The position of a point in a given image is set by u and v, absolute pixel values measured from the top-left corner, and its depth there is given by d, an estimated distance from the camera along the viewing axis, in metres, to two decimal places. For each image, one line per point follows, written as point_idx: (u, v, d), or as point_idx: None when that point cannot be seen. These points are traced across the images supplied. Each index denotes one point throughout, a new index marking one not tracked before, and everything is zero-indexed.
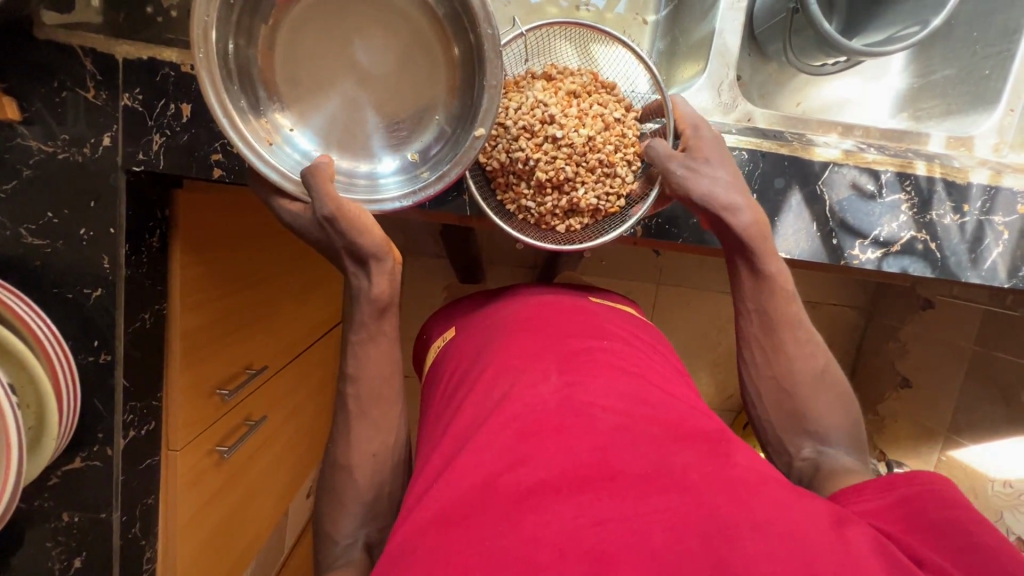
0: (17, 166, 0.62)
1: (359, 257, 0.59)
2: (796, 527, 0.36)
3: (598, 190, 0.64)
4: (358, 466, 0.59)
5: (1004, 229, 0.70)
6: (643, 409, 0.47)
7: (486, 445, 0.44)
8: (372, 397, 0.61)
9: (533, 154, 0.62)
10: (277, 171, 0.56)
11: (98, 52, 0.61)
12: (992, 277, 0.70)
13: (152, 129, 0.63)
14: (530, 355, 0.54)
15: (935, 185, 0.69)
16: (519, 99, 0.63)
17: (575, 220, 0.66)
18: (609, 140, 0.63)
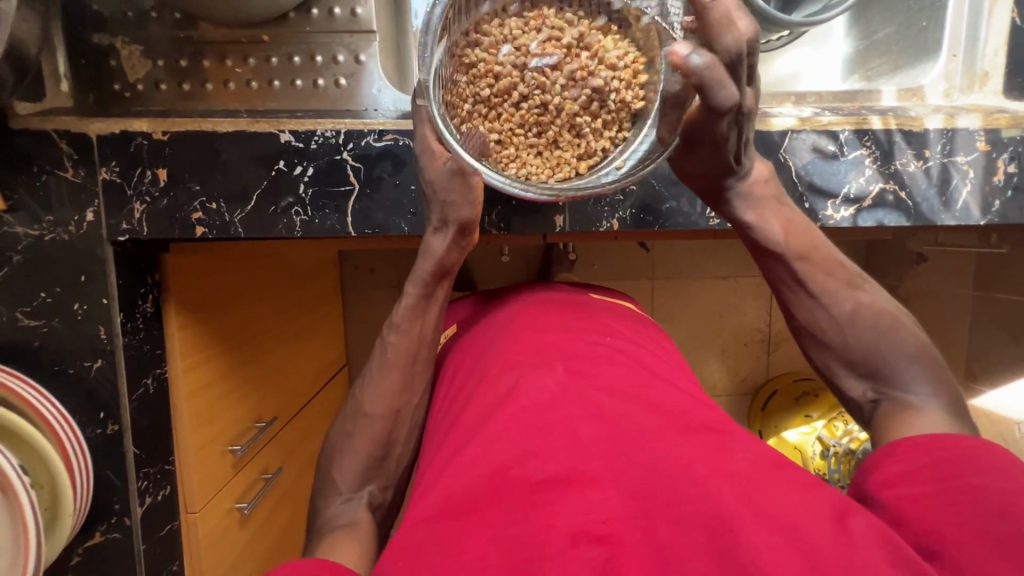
0: (8, 253, 0.64)
1: (448, 222, 0.63)
2: (805, 514, 0.34)
3: (591, 131, 0.61)
4: (371, 488, 0.60)
5: (969, 167, 0.71)
6: (650, 404, 0.46)
7: (495, 437, 0.44)
8: (375, 421, 0.61)
9: (506, 137, 0.61)
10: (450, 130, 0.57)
11: (73, 132, 0.63)
12: (967, 215, 0.72)
13: (132, 198, 0.65)
14: (532, 352, 0.54)
15: (893, 137, 0.70)
16: (464, 75, 0.59)
17: (607, 141, 0.62)
18: (553, 115, 0.61)
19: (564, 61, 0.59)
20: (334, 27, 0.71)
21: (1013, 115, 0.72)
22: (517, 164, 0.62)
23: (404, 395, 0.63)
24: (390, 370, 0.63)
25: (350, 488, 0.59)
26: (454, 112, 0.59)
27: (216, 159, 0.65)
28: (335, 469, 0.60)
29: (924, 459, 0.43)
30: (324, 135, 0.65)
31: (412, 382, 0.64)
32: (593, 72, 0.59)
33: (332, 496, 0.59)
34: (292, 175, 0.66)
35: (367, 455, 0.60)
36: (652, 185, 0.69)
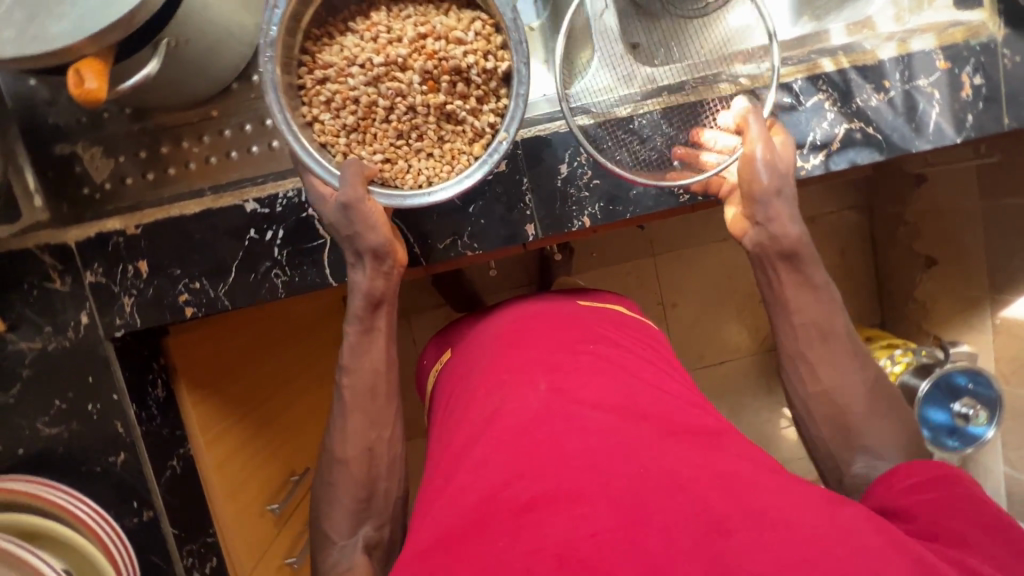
0: (17, 368, 0.67)
1: (359, 250, 0.62)
2: (788, 511, 0.37)
3: (466, 110, 0.60)
4: (366, 530, 0.63)
5: (933, 89, 0.69)
6: (636, 410, 0.48)
7: (482, 461, 0.45)
8: (348, 467, 0.63)
9: (389, 151, 0.62)
10: (325, 167, 0.57)
11: (53, 244, 0.66)
12: (942, 137, 0.70)
13: (120, 295, 0.67)
14: (516, 367, 0.54)
15: (848, 76, 0.69)
16: (321, 108, 0.60)
17: (489, 115, 0.60)
18: (425, 114, 0.61)
19: (411, 59, 0.59)
20: None
21: (969, 26, 0.70)
22: (412, 174, 0.62)
23: (370, 432, 0.64)
24: (356, 412, 0.63)
25: (343, 535, 0.62)
26: (331, 149, 0.61)
27: (191, 241, 0.67)
28: (326, 522, 0.63)
29: (924, 474, 0.47)
30: (287, 196, 0.67)
31: (378, 421, 0.64)
32: (447, 56, 0.59)
33: (328, 544, 0.62)
34: (264, 241, 0.67)
35: (354, 500, 0.62)
36: (615, 175, 0.68)
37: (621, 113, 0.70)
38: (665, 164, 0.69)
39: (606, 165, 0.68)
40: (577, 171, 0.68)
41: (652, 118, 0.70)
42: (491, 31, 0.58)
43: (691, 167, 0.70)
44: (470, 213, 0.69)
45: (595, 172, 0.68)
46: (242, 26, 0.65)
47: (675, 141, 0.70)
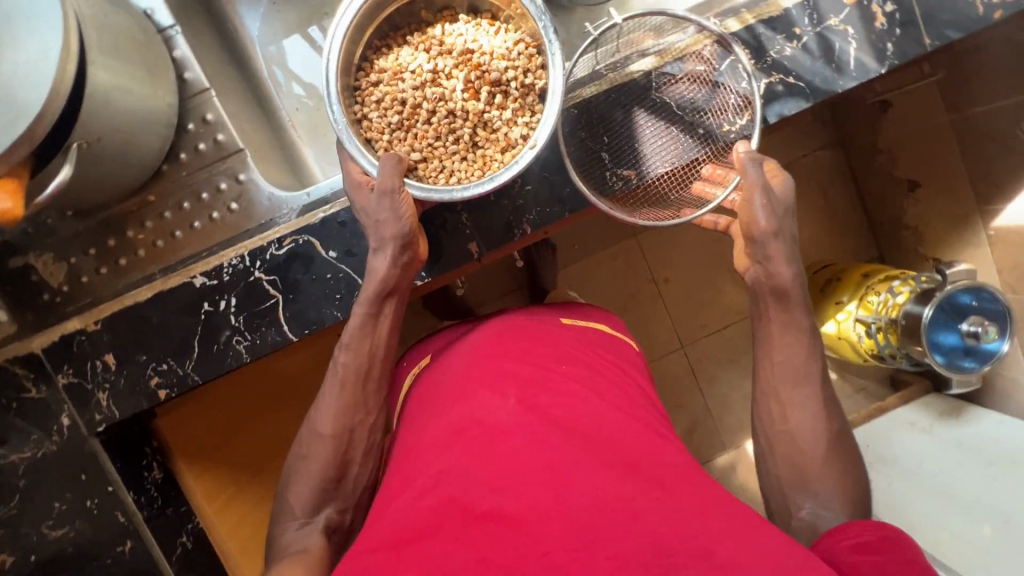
0: (13, 481, 0.69)
1: (386, 239, 0.62)
2: (730, 549, 0.39)
3: (505, 119, 0.66)
4: (328, 511, 0.62)
5: (846, 26, 0.68)
6: (603, 431, 0.49)
7: (447, 469, 0.46)
8: (326, 441, 0.63)
9: (424, 151, 0.67)
10: (367, 156, 0.59)
11: (22, 355, 0.68)
12: (865, 71, 0.69)
13: (94, 390, 0.69)
14: (490, 375, 0.54)
15: (756, 31, 0.68)
16: (372, 107, 0.66)
17: (525, 124, 0.66)
18: (462, 119, 0.67)
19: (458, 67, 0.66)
20: (206, 161, 0.73)
21: None
22: (444, 174, 0.67)
23: (356, 413, 0.64)
24: (340, 389, 0.64)
25: (306, 513, 0.62)
26: (376, 145, 0.66)
27: (150, 325, 0.68)
28: (291, 494, 0.63)
29: (869, 535, 0.47)
30: (232, 264, 0.68)
31: (361, 404, 0.64)
32: (494, 68, 0.65)
33: (288, 523, 0.62)
34: (219, 311, 0.68)
35: (320, 478, 0.62)
36: (546, 178, 0.68)
37: None
38: (595, 158, 0.69)
39: (535, 169, 0.68)
40: (507, 181, 0.69)
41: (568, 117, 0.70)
42: (535, 51, 0.64)
43: (618, 156, 0.70)
44: None
45: (525, 179, 0.69)
46: (157, 109, 0.67)
47: (596, 132, 0.69)
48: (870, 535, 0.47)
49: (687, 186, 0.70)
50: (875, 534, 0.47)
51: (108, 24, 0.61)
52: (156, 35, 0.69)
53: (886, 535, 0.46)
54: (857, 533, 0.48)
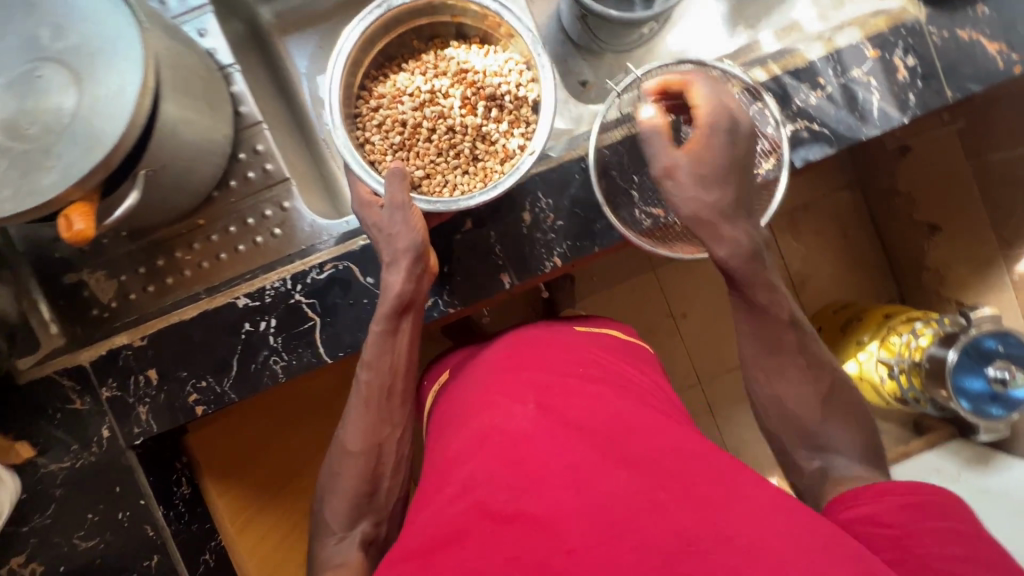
0: (50, 490, 0.72)
1: (397, 253, 0.63)
2: (756, 534, 0.40)
3: (500, 132, 0.76)
4: (362, 525, 0.66)
5: (869, 78, 0.71)
6: (622, 425, 0.50)
7: (471, 473, 0.47)
8: (355, 458, 0.66)
9: (427, 167, 0.76)
10: (372, 174, 0.63)
11: (70, 367, 0.71)
12: (888, 120, 0.72)
13: (135, 404, 0.71)
14: (510, 383, 0.56)
15: (783, 81, 0.71)
16: (374, 130, 0.74)
17: (518, 134, 0.75)
18: (461, 136, 0.76)
19: (454, 88, 0.76)
20: (254, 189, 0.77)
21: (889, 15, 0.72)
22: (449, 186, 0.76)
23: (381, 429, 0.66)
24: (365, 407, 0.66)
25: (343, 529, 0.65)
26: (379, 163, 0.75)
27: (193, 343, 0.71)
28: (328, 510, 0.66)
29: (884, 506, 0.50)
30: (274, 286, 0.71)
31: (384, 421, 0.67)
32: (485, 85, 0.75)
33: (328, 540, 0.65)
34: (259, 331, 0.71)
35: (352, 493, 0.65)
36: (576, 214, 0.72)
37: (571, 154, 0.72)
38: (626, 195, 0.72)
39: (567, 206, 0.71)
40: (540, 216, 0.72)
41: None
42: (521, 68, 0.74)
43: (647, 194, 0.72)
44: (445, 272, 0.72)
45: (557, 215, 0.71)
46: (214, 139, 0.72)
47: (627, 173, 0.72)
48: (885, 491, 0.51)
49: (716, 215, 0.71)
50: (888, 492, 0.51)
51: (179, 61, 0.66)
52: (218, 72, 0.74)
53: (900, 492, 0.50)
54: (873, 496, 0.51)
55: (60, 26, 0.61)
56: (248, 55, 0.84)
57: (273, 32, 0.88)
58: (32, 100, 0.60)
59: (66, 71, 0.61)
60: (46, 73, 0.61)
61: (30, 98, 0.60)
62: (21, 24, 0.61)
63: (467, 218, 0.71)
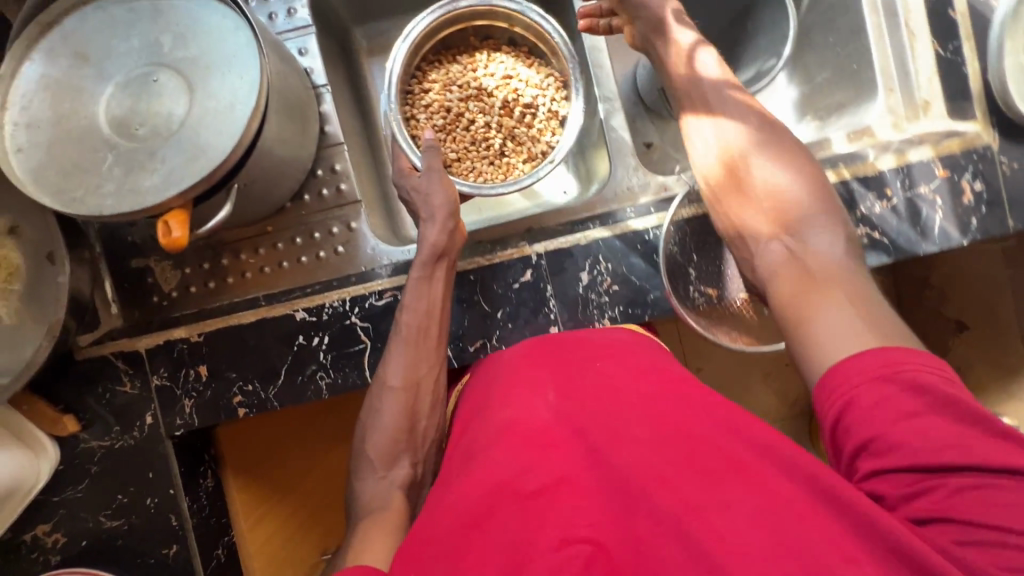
0: (86, 466, 0.74)
1: (434, 210, 0.70)
2: (765, 499, 0.41)
3: (529, 136, 0.87)
4: (401, 464, 0.68)
5: (934, 196, 0.73)
6: (634, 403, 0.52)
7: (495, 463, 0.50)
8: (398, 393, 0.68)
9: (459, 150, 0.87)
10: (412, 149, 0.72)
11: (126, 351, 0.74)
12: (947, 239, 0.73)
13: (181, 396, 0.74)
14: (532, 382, 0.60)
15: (851, 187, 0.74)
16: (422, 108, 0.86)
17: (545, 141, 0.87)
18: (495, 133, 0.88)
19: (496, 91, 0.87)
20: (326, 206, 0.80)
21: (963, 137, 0.74)
22: (474, 172, 0.88)
23: (420, 367, 0.69)
24: (405, 345, 0.69)
25: (384, 465, 0.67)
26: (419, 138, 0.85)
27: (246, 347, 0.74)
28: (369, 445, 0.69)
29: (877, 378, 0.44)
30: (333, 306, 0.74)
31: (421, 357, 0.69)
32: (525, 93, 0.86)
33: (368, 476, 0.67)
34: (311, 346, 0.73)
35: (394, 429, 0.68)
36: (632, 282, 0.73)
37: (636, 225, 0.74)
38: (683, 271, 0.73)
39: (624, 272, 0.73)
40: (597, 279, 0.74)
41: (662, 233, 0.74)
42: (559, 85, 0.86)
43: (704, 272, 0.74)
44: (498, 318, 0.74)
45: (613, 279, 0.73)
46: (298, 156, 0.75)
47: (687, 250, 0.74)
48: (884, 383, 0.43)
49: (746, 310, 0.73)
50: (885, 371, 0.44)
51: (283, 82, 0.69)
52: (311, 91, 0.78)
53: (896, 371, 0.43)
54: (867, 367, 0.45)
55: (182, 36, 0.65)
56: (337, 75, 0.88)
57: (362, 52, 0.95)
58: (145, 103, 0.63)
59: (180, 79, 0.64)
60: (161, 78, 0.64)
61: (143, 100, 0.63)
62: (146, 28, 0.65)
63: (527, 270, 0.73)
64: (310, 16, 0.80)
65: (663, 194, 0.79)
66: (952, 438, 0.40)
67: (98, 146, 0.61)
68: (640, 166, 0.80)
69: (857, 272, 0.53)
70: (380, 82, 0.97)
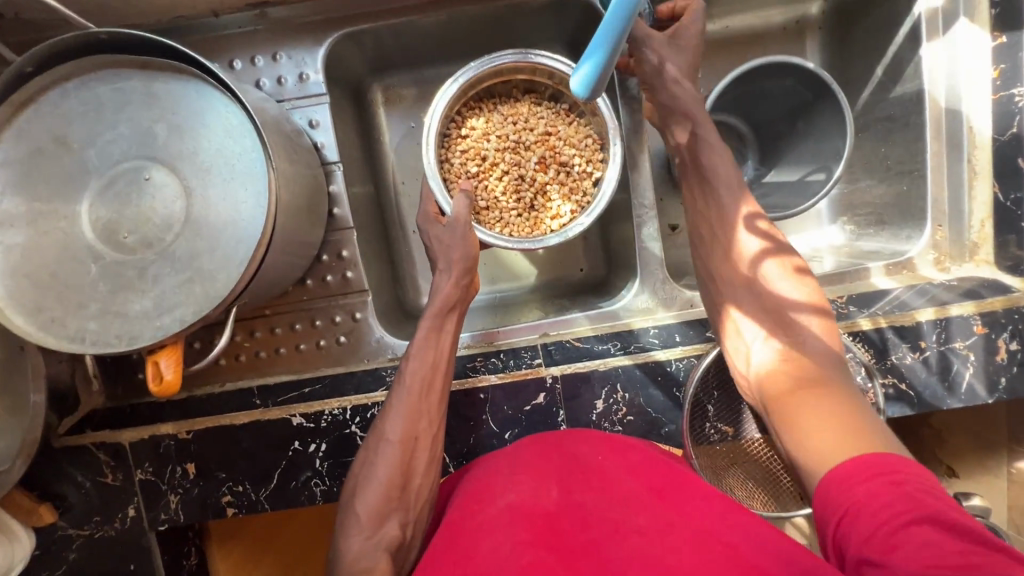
0: (63, 553, 0.71)
1: (452, 262, 0.67)
2: None
3: (562, 196, 0.73)
4: (390, 524, 0.57)
5: (968, 352, 0.70)
6: (640, 505, 0.53)
7: (495, 547, 0.50)
8: (393, 448, 0.61)
9: (489, 200, 0.74)
10: (443, 194, 0.67)
11: (108, 442, 0.70)
12: (974, 396, 0.70)
13: (167, 491, 0.70)
14: (538, 466, 0.60)
15: (885, 334, 0.70)
16: (458, 149, 0.73)
17: (577, 201, 0.73)
18: (526, 185, 0.74)
19: (536, 145, 0.74)
20: (329, 293, 0.75)
21: (1007, 293, 0.70)
22: (499, 224, 0.74)
23: (420, 422, 0.63)
24: (407, 398, 0.63)
25: (371, 524, 0.57)
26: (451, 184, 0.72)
27: (238, 448, 0.70)
28: (357, 503, 0.58)
29: (861, 488, 0.43)
30: (333, 413, 0.70)
31: (424, 410, 0.63)
32: (564, 150, 0.73)
33: (352, 533, 0.57)
34: (307, 452, 0.70)
35: (387, 484, 0.59)
36: (648, 413, 0.70)
37: (660, 355, 0.71)
38: (702, 408, 0.70)
39: (640, 403, 0.70)
40: (612, 406, 0.70)
41: (688, 365, 0.70)
42: (600, 147, 0.72)
43: (722, 410, 0.71)
44: (504, 438, 0.71)
45: (628, 409, 0.70)
46: (303, 248, 0.69)
47: (709, 386, 0.70)
48: (876, 491, 0.42)
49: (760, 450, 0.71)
50: (876, 480, 0.43)
51: (293, 179, 0.62)
52: (321, 171, 0.71)
53: (887, 478, 0.43)
54: (857, 476, 0.44)
55: (178, 127, 0.57)
56: (348, 137, 0.80)
57: (378, 103, 0.86)
58: (135, 206, 0.56)
59: (176, 180, 0.57)
60: (154, 176, 0.57)
61: (133, 203, 0.56)
62: (138, 113, 0.57)
63: (540, 392, 0.70)
64: (324, 83, 0.72)
65: (687, 313, 0.75)
66: (936, 545, 0.38)
67: (81, 255, 0.55)
68: (668, 280, 0.76)
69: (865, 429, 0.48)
70: (393, 135, 0.88)
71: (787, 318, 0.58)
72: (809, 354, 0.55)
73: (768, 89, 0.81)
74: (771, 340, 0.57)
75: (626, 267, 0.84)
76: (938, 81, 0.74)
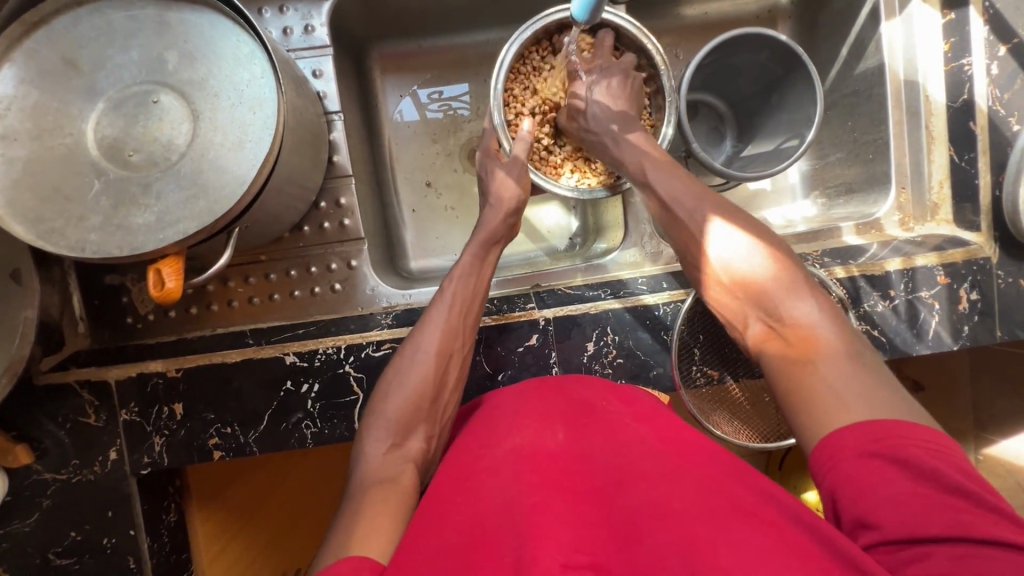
0: (37, 499, 0.68)
1: (503, 200, 0.72)
2: (771, 543, 0.38)
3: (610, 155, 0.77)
4: (415, 437, 0.60)
5: (934, 301, 0.74)
6: (647, 450, 0.50)
7: (500, 495, 0.47)
8: (428, 360, 0.64)
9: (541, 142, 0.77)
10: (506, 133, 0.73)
11: (93, 381, 0.68)
12: (940, 343, 0.74)
13: (151, 433, 0.69)
14: (542, 414, 0.58)
15: (857, 283, 0.75)
16: (522, 85, 0.75)
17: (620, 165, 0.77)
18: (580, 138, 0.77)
19: None
20: (325, 239, 0.76)
21: (967, 247, 0.76)
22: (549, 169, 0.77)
23: (455, 340, 0.66)
24: (450, 312, 0.66)
25: (399, 433, 0.60)
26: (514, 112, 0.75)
27: (228, 389, 0.69)
28: (388, 407, 0.61)
29: (859, 454, 0.43)
30: (326, 352, 0.70)
31: (459, 330, 0.66)
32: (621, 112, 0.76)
33: (377, 439, 0.59)
34: (299, 393, 0.70)
35: (418, 392, 0.62)
36: (637, 356, 0.73)
37: (648, 299, 0.73)
38: (688, 350, 0.73)
39: (630, 346, 0.73)
40: (603, 349, 0.73)
41: (675, 309, 0.73)
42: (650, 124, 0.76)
43: (708, 354, 0.74)
44: (498, 379, 0.73)
45: (618, 351, 0.73)
46: (304, 189, 0.70)
47: (694, 331, 0.73)
48: (872, 459, 0.42)
49: (740, 389, 0.74)
50: (867, 448, 0.43)
51: (298, 112, 0.64)
52: (323, 118, 0.73)
53: (884, 445, 0.42)
54: (848, 444, 0.44)
55: (190, 54, 0.58)
56: (349, 97, 0.83)
57: (376, 70, 0.89)
58: (141, 125, 0.57)
59: (184, 103, 0.58)
60: (162, 100, 0.57)
61: (139, 123, 0.57)
62: (149, 40, 0.58)
63: (533, 333, 0.72)
64: (329, 36, 0.75)
65: (673, 266, 0.78)
66: (935, 508, 0.38)
67: (84, 171, 0.55)
68: (654, 235, 0.79)
69: (836, 334, 0.52)
70: (390, 100, 0.90)
71: (767, 288, 0.56)
72: (804, 321, 0.53)
73: (739, 64, 0.86)
74: (760, 316, 0.56)
75: (611, 228, 0.86)
76: (897, 55, 0.81)
